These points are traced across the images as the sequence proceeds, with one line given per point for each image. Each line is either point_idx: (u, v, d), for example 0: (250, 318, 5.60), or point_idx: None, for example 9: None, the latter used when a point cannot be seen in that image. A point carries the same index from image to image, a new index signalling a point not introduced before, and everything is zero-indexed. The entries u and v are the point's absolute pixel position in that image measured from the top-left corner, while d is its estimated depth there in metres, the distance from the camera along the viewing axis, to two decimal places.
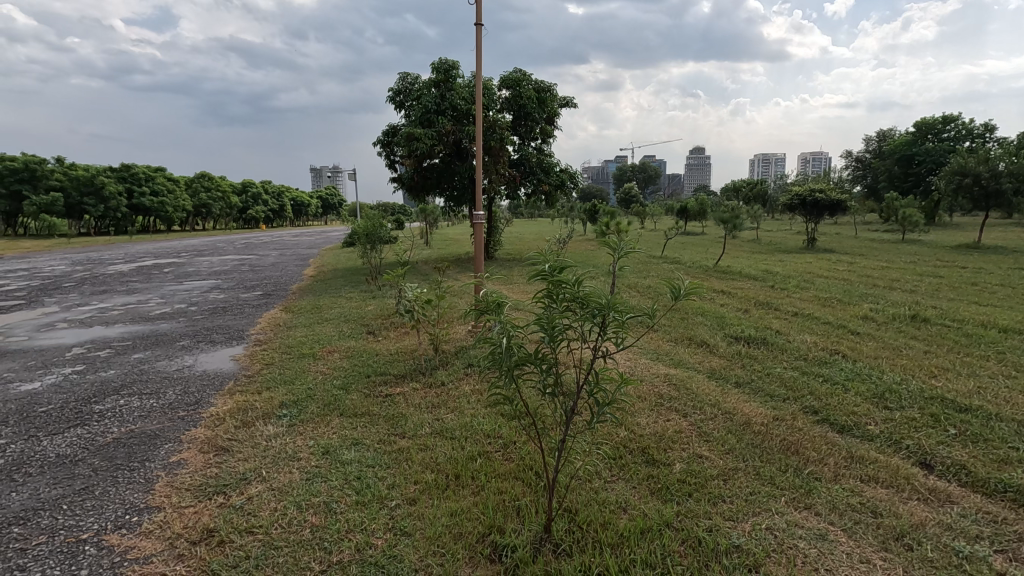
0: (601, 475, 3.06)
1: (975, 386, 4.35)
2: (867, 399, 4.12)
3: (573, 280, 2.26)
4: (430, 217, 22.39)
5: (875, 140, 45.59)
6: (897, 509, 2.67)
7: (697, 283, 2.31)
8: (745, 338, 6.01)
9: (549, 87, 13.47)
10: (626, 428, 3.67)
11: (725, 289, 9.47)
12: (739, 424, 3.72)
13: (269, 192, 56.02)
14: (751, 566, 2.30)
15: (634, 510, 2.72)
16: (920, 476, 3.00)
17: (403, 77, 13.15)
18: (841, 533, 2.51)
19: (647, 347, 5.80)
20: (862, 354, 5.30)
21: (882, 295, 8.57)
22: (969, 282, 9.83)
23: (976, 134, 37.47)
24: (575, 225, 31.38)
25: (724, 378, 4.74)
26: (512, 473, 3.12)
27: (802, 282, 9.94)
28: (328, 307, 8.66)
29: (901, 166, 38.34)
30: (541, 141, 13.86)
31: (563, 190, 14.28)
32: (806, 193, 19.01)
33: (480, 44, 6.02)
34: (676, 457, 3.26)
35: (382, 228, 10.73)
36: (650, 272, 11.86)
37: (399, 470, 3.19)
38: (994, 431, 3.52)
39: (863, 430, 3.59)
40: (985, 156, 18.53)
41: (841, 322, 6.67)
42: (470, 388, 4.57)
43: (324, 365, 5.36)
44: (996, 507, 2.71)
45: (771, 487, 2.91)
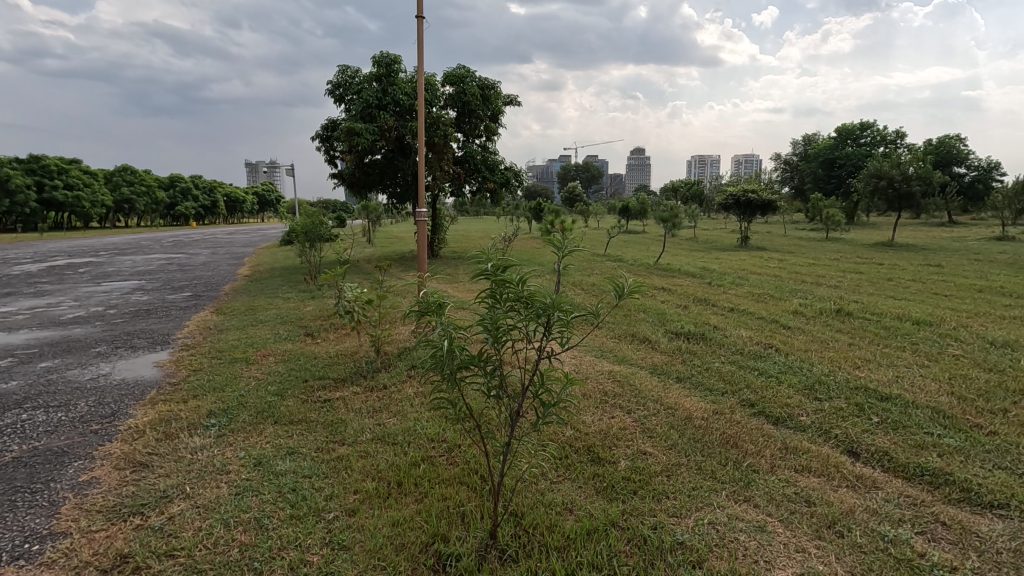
0: (547, 477, 3.04)
1: (894, 376, 4.64)
2: (799, 391, 4.31)
3: (517, 280, 2.21)
4: (373, 214, 21.84)
5: (801, 145, 48.27)
6: (828, 497, 2.78)
7: (641, 281, 2.29)
8: (684, 334, 6.17)
9: (493, 84, 13.39)
10: (572, 427, 3.67)
11: (665, 286, 9.73)
12: (681, 419, 3.79)
13: (200, 187, 53.14)
14: (695, 562, 2.33)
15: (580, 512, 2.70)
16: (847, 463, 3.15)
17: (343, 70, 12.74)
18: (779, 524, 2.59)
19: (592, 345, 5.84)
20: (793, 347, 5.55)
21: (809, 290, 9.05)
22: (885, 278, 10.53)
23: (889, 140, 40.34)
24: (520, 223, 31.44)
25: (666, 373, 4.84)
26: (457, 478, 3.04)
27: (737, 279, 10.37)
28: (263, 308, 8.24)
29: (825, 169, 40.80)
30: (485, 139, 13.78)
31: (508, 188, 14.25)
32: (740, 194, 19.82)
33: (421, 37, 5.88)
34: (620, 454, 3.28)
35: (322, 225, 10.32)
36: (595, 270, 11.99)
37: (338, 480, 3.03)
38: (911, 418, 3.76)
39: (796, 421, 3.74)
40: (898, 160, 19.89)
41: (773, 317, 7.00)
42: (413, 391, 4.45)
43: (258, 370, 5.07)
44: (915, 491, 2.87)
45: (712, 481, 2.97)
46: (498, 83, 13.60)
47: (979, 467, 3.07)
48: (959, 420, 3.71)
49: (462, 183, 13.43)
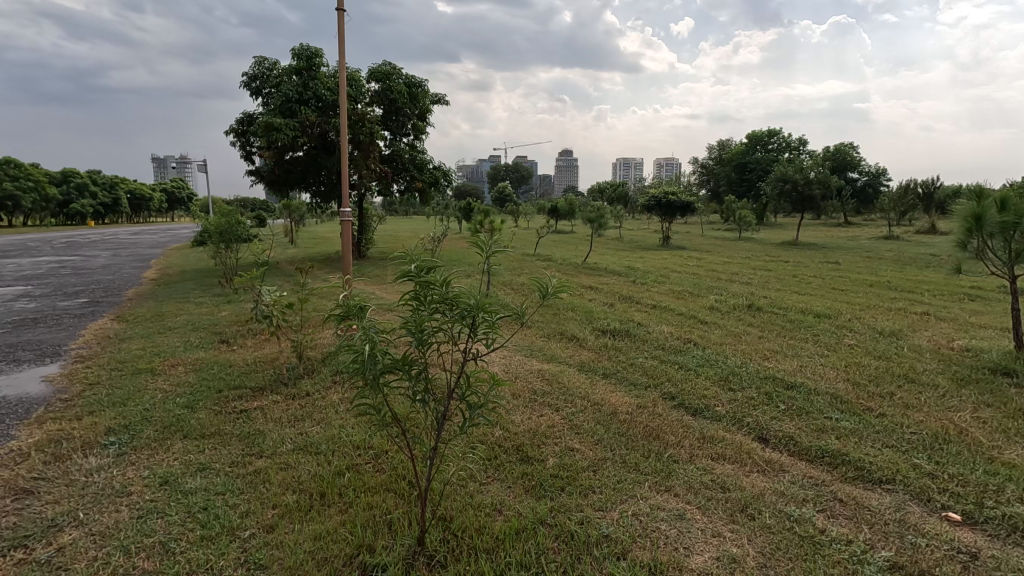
0: (476, 478, 3.03)
1: (798, 365, 5.01)
2: (715, 382, 4.56)
3: (441, 281, 2.18)
4: (295, 214, 20.91)
5: (716, 150, 51.12)
6: (741, 482, 2.96)
7: (564, 281, 2.33)
8: (610, 330, 6.36)
9: (421, 82, 13.20)
10: (501, 427, 3.67)
11: (592, 284, 9.99)
12: (607, 414, 3.89)
13: (99, 183, 48.80)
14: (619, 553, 2.40)
15: (509, 511, 2.70)
16: (758, 449, 3.36)
17: (260, 61, 12.09)
18: (697, 511, 2.72)
19: (522, 344, 5.89)
20: (709, 341, 5.87)
21: (724, 287, 9.60)
22: (790, 274, 11.36)
23: (793, 146, 43.56)
24: (451, 223, 31.21)
25: (593, 369, 4.97)
26: (384, 485, 2.95)
27: (658, 277, 10.82)
28: (172, 314, 7.66)
29: (737, 173, 43.45)
30: (413, 138, 13.55)
31: (437, 187, 14.09)
32: (661, 195, 20.69)
33: (342, 30, 5.68)
34: (549, 452, 3.32)
35: (239, 225, 9.76)
36: (525, 270, 12.10)
37: (255, 495, 2.87)
38: (813, 403, 4.07)
39: (713, 411, 3.95)
40: (801, 166, 21.51)
41: (691, 312, 7.36)
42: (338, 398, 4.28)
43: (165, 381, 4.71)
44: (817, 472, 3.11)
45: (635, 473, 3.07)
46: (425, 81, 13.43)
47: (870, 446, 3.37)
48: (854, 404, 4.05)
49: (390, 183, 13.13)
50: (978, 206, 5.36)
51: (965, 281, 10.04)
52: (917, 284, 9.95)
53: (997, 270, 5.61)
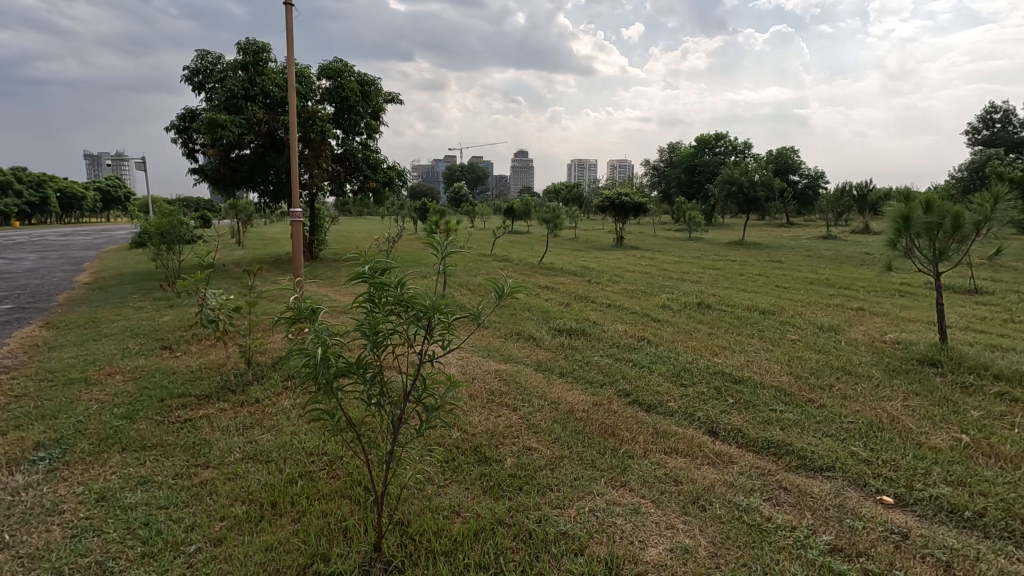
0: (433, 481, 3.00)
1: (745, 360, 5.21)
2: (667, 378, 4.69)
3: (395, 283, 2.14)
4: (242, 214, 20.15)
5: (667, 152, 52.53)
6: (693, 475, 3.05)
7: (520, 282, 2.34)
8: (567, 330, 6.44)
9: (373, 80, 12.98)
10: (459, 429, 3.66)
11: (548, 284, 10.08)
12: (563, 412, 3.93)
13: (24, 181, 45.63)
14: (577, 550, 2.43)
15: (468, 513, 2.69)
16: (709, 442, 3.47)
17: (202, 55, 11.59)
18: (651, 505, 2.78)
19: (478, 345, 5.88)
20: (662, 339, 6.02)
21: (676, 286, 9.87)
22: (738, 273, 11.80)
23: (740, 150, 45.26)
24: (406, 223, 30.81)
25: (550, 369, 5.01)
26: (339, 492, 2.89)
27: (612, 276, 11.01)
28: (108, 320, 7.24)
29: (687, 175, 44.79)
30: (366, 137, 13.31)
31: (391, 187, 13.88)
32: (615, 196, 21.07)
33: (290, 26, 5.52)
34: (507, 452, 3.33)
35: (182, 226, 9.33)
36: (481, 270, 12.07)
37: (201, 508, 2.75)
38: (759, 396, 4.24)
39: (666, 407, 4.05)
40: (746, 168, 22.36)
41: (644, 311, 7.53)
42: (289, 404, 4.15)
43: (101, 391, 4.44)
44: (763, 462, 3.24)
45: (592, 470, 3.12)
46: (378, 79, 13.22)
47: (812, 436, 3.54)
48: (797, 396, 4.25)
49: (343, 182, 12.84)
50: (907, 208, 5.72)
51: (896, 278, 10.69)
52: (853, 281, 10.50)
53: (924, 268, 6.00)
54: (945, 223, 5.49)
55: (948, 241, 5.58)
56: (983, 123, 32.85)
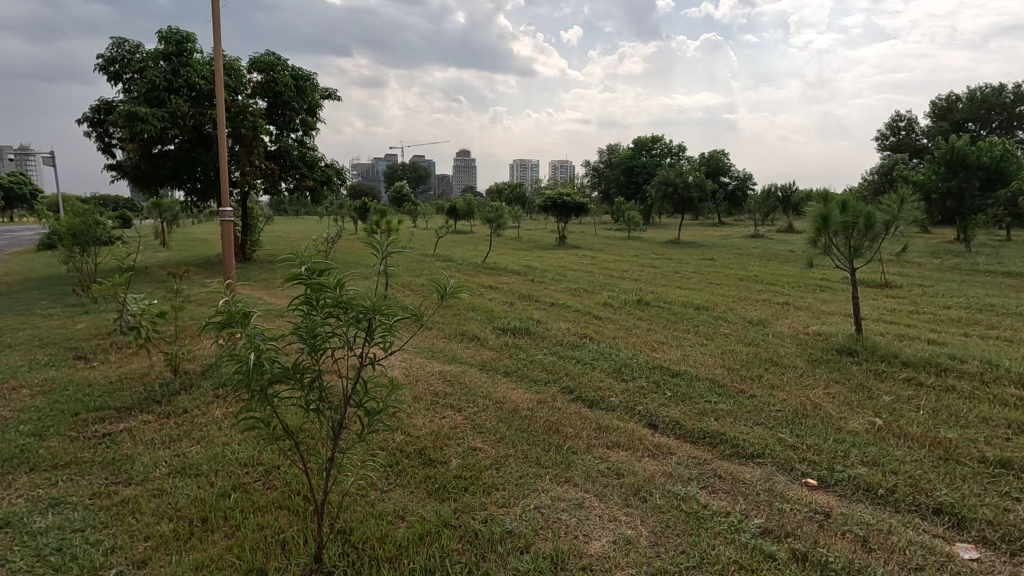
0: (377, 486, 2.93)
1: (681, 355, 5.42)
2: (609, 374, 4.80)
3: (334, 284, 2.07)
4: (167, 214, 18.94)
5: (606, 153, 53.78)
6: (634, 467, 3.14)
7: (462, 281, 2.32)
8: (510, 329, 6.46)
9: (308, 75, 12.55)
10: (402, 432, 3.59)
11: (491, 284, 10.07)
12: (508, 411, 3.95)
13: None
14: (523, 547, 2.45)
15: (412, 517, 2.66)
16: (649, 435, 3.58)
17: (119, 43, 10.81)
18: (595, 498, 2.84)
19: (422, 347, 5.80)
20: (603, 335, 6.15)
21: (616, 284, 10.12)
22: (674, 271, 12.24)
23: (674, 152, 47.00)
24: (346, 223, 29.98)
25: (494, 368, 5.01)
26: (276, 503, 2.77)
27: (555, 275, 11.16)
28: (12, 329, 6.61)
29: (625, 176, 46.05)
30: (302, 134, 12.85)
31: (329, 186, 13.46)
32: (556, 196, 21.34)
33: (217, 15, 5.24)
34: (452, 453, 3.31)
35: (97, 226, 8.66)
36: (424, 271, 11.90)
37: (123, 528, 2.56)
38: (695, 389, 4.42)
39: (607, 402, 4.15)
40: (681, 170, 23.23)
41: (586, 309, 7.68)
42: (221, 413, 3.94)
43: (4, 408, 4.05)
44: (700, 452, 3.38)
45: (537, 467, 3.15)
46: (313, 74, 12.79)
47: (743, 425, 3.72)
48: (729, 387, 4.46)
49: (277, 180, 12.32)
50: (825, 208, 6.12)
51: (816, 274, 11.44)
52: (780, 277, 11.13)
53: (841, 264, 6.44)
54: (859, 222, 5.91)
55: (861, 238, 6.01)
56: (891, 130, 35.74)
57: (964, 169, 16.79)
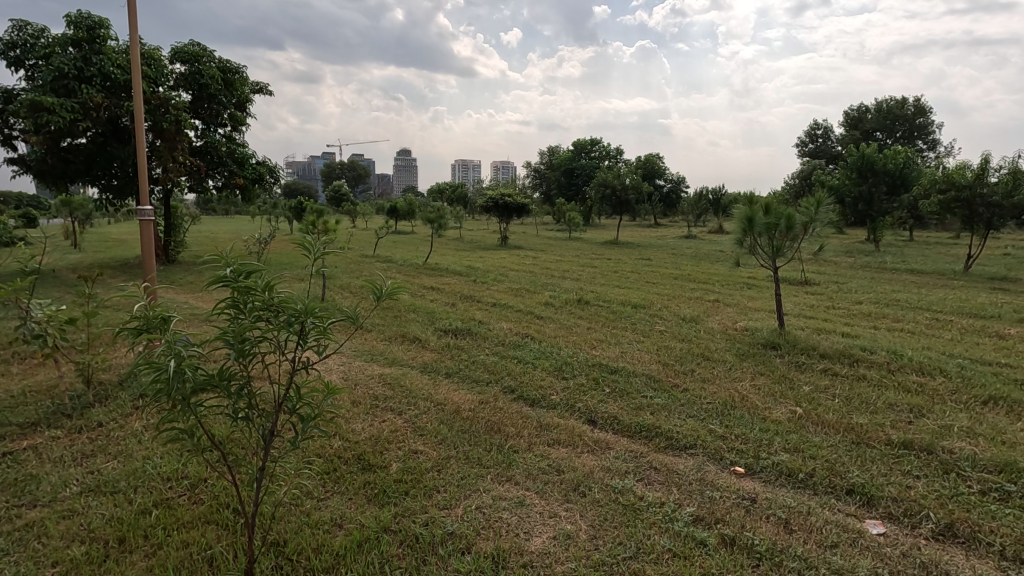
0: (313, 495, 2.84)
1: (619, 351, 5.57)
2: (550, 372, 4.88)
3: (262, 286, 1.98)
4: (78, 213, 17.51)
5: (546, 154, 54.40)
6: (574, 463, 3.20)
7: (399, 282, 2.28)
8: (452, 330, 6.42)
9: (237, 68, 11.97)
10: (340, 438, 3.50)
11: (432, 285, 9.97)
12: (450, 413, 3.92)
13: None
14: (464, 548, 2.44)
15: (350, 524, 2.59)
16: (588, 431, 3.66)
17: (19, 26, 9.89)
18: (536, 496, 2.87)
19: (360, 349, 5.67)
20: (544, 334, 6.23)
21: (557, 284, 10.26)
22: (613, 271, 12.56)
23: (613, 154, 48.22)
24: (280, 223, 28.80)
25: (435, 370, 4.97)
26: (203, 517, 2.63)
27: (497, 275, 11.21)
28: None
29: (565, 177, 46.79)
30: (231, 129, 12.24)
31: (261, 184, 12.90)
32: (498, 197, 21.36)
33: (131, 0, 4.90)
34: (392, 457, 3.25)
35: None
36: (363, 272, 11.64)
37: (27, 554, 2.36)
38: (632, 384, 4.56)
39: (548, 400, 4.20)
40: (618, 172, 23.87)
41: (528, 309, 7.74)
42: (141, 425, 3.69)
43: None
44: (637, 445, 3.49)
45: (478, 467, 3.14)
46: (243, 67, 12.21)
47: (678, 418, 3.88)
48: (664, 381, 4.63)
49: (204, 178, 11.68)
50: (750, 210, 6.48)
51: (744, 273, 12.06)
52: (710, 276, 11.65)
53: (765, 263, 6.83)
54: (781, 223, 6.29)
55: (783, 239, 6.39)
56: (809, 138, 38.16)
57: (873, 175, 18.19)
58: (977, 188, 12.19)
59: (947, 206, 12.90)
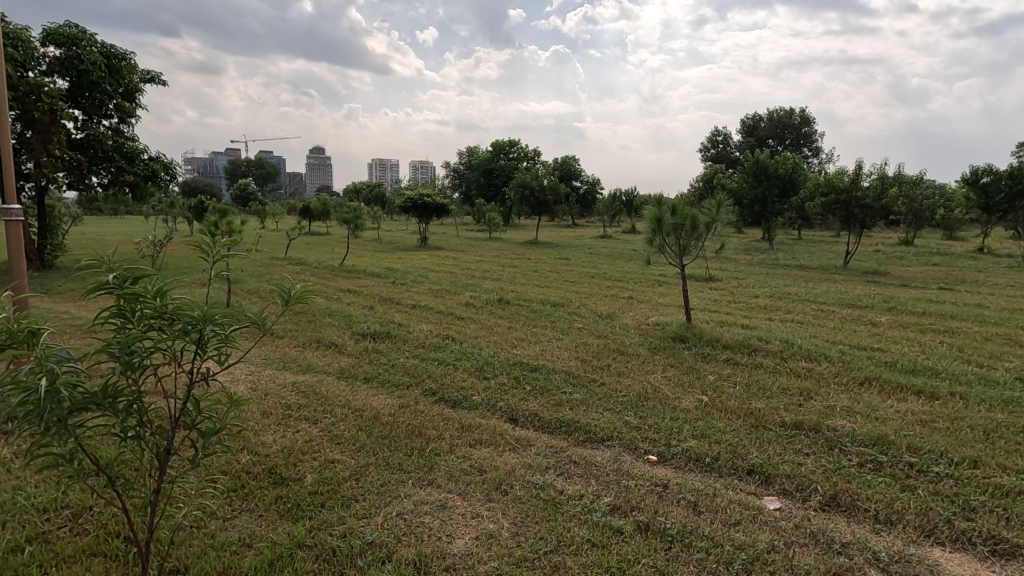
0: (219, 515, 2.65)
1: (539, 350, 5.67)
2: (471, 372, 4.87)
3: (153, 293, 1.81)
4: None
5: (465, 155, 54.22)
6: (495, 462, 3.21)
7: (308, 286, 2.17)
8: (371, 334, 6.23)
9: (123, 54, 10.94)
10: (248, 452, 3.29)
11: (349, 287, 9.65)
12: (369, 419, 3.81)
13: None
14: (385, 557, 2.38)
15: (261, 542, 2.45)
16: (510, 430, 3.69)
17: None
18: (458, 498, 2.85)
19: (271, 357, 5.37)
20: (466, 335, 6.21)
21: (478, 284, 10.27)
22: (532, 270, 12.77)
23: (531, 156, 48.96)
24: (179, 224, 26.63)
25: (353, 375, 4.81)
26: (89, 549, 2.38)
27: (417, 276, 11.03)
28: None
29: (485, 178, 46.91)
30: (117, 121, 11.17)
31: (155, 181, 11.86)
32: (416, 197, 20.99)
33: None
34: (306, 468, 3.10)
35: None
36: (274, 276, 11.03)
37: None
38: (551, 381, 4.66)
39: (469, 401, 4.20)
40: (536, 174, 24.27)
41: (448, 310, 7.69)
42: (10, 453, 3.27)
43: None
44: (558, 441, 3.56)
45: (399, 473, 3.07)
46: (130, 53, 11.17)
47: (595, 412, 4.01)
48: (582, 377, 4.77)
49: (86, 174, 10.56)
50: (659, 211, 6.82)
51: (655, 270, 12.68)
52: (624, 274, 12.14)
53: (673, 261, 7.22)
54: (686, 224, 6.69)
55: (688, 238, 6.81)
56: (712, 144, 40.76)
57: (767, 179, 19.74)
58: (853, 191, 13.56)
59: (828, 207, 14.25)
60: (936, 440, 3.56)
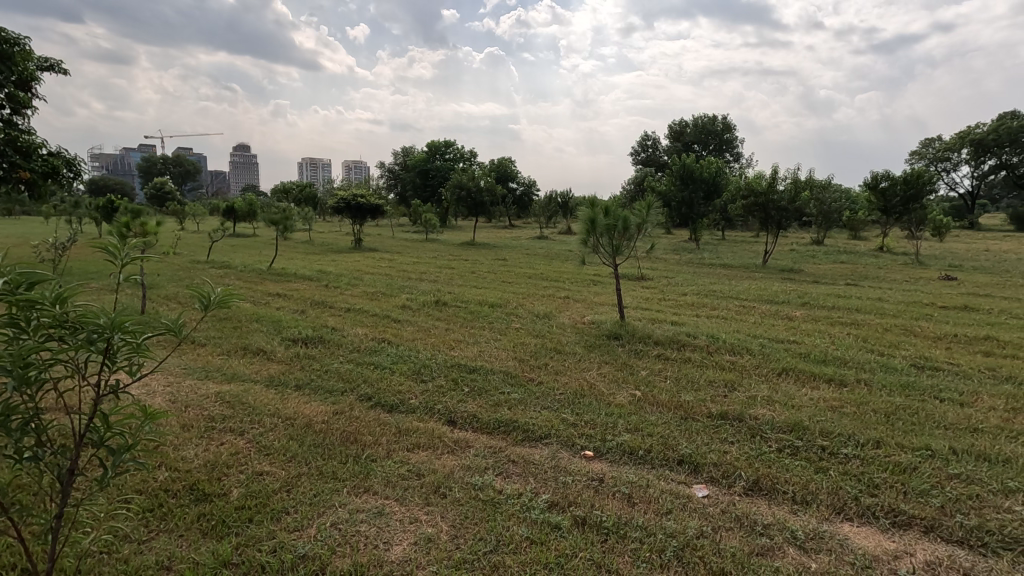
0: (134, 537, 2.47)
1: (477, 350, 5.66)
2: (408, 376, 4.79)
3: (53, 299, 1.64)
4: None
5: (400, 155, 53.30)
6: (434, 465, 3.17)
7: (232, 289, 2.04)
8: (302, 339, 6.00)
9: (17, 38, 9.94)
10: (167, 468, 3.08)
11: (279, 291, 9.25)
12: (301, 427, 3.66)
13: None
14: (318, 570, 2.30)
15: (181, 564, 2.30)
16: (448, 432, 3.66)
17: None
18: (395, 504, 2.80)
19: (193, 366, 5.05)
20: (402, 338, 6.11)
21: (415, 286, 10.14)
22: (469, 271, 12.75)
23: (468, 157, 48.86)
24: (85, 225, 24.53)
25: (283, 383, 4.60)
26: None
27: (351, 279, 10.73)
28: None
29: (421, 178, 46.32)
30: (10, 112, 10.14)
31: (56, 179, 10.86)
32: (350, 197, 20.40)
33: None
34: (232, 482, 2.94)
35: None
36: (195, 280, 10.39)
37: None
38: (489, 382, 4.66)
39: (407, 405, 4.13)
40: (472, 174, 24.21)
41: (384, 313, 7.53)
42: None
43: None
44: (496, 441, 3.57)
45: (333, 482, 2.98)
46: (24, 38, 10.18)
47: (533, 410, 4.06)
48: (520, 377, 4.81)
49: None
50: (593, 212, 6.98)
51: (590, 270, 12.99)
52: (559, 274, 12.36)
53: (606, 261, 7.41)
54: (619, 224, 6.89)
55: (621, 238, 7.02)
56: (642, 147, 42.26)
57: (693, 182, 20.70)
58: (770, 194, 14.45)
59: (748, 209, 15.12)
60: (845, 424, 3.86)
